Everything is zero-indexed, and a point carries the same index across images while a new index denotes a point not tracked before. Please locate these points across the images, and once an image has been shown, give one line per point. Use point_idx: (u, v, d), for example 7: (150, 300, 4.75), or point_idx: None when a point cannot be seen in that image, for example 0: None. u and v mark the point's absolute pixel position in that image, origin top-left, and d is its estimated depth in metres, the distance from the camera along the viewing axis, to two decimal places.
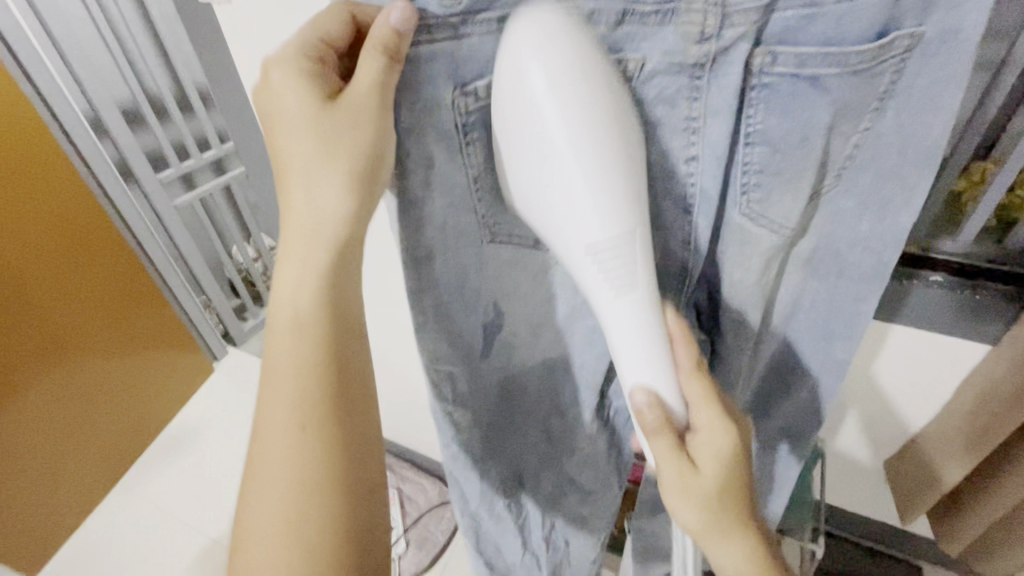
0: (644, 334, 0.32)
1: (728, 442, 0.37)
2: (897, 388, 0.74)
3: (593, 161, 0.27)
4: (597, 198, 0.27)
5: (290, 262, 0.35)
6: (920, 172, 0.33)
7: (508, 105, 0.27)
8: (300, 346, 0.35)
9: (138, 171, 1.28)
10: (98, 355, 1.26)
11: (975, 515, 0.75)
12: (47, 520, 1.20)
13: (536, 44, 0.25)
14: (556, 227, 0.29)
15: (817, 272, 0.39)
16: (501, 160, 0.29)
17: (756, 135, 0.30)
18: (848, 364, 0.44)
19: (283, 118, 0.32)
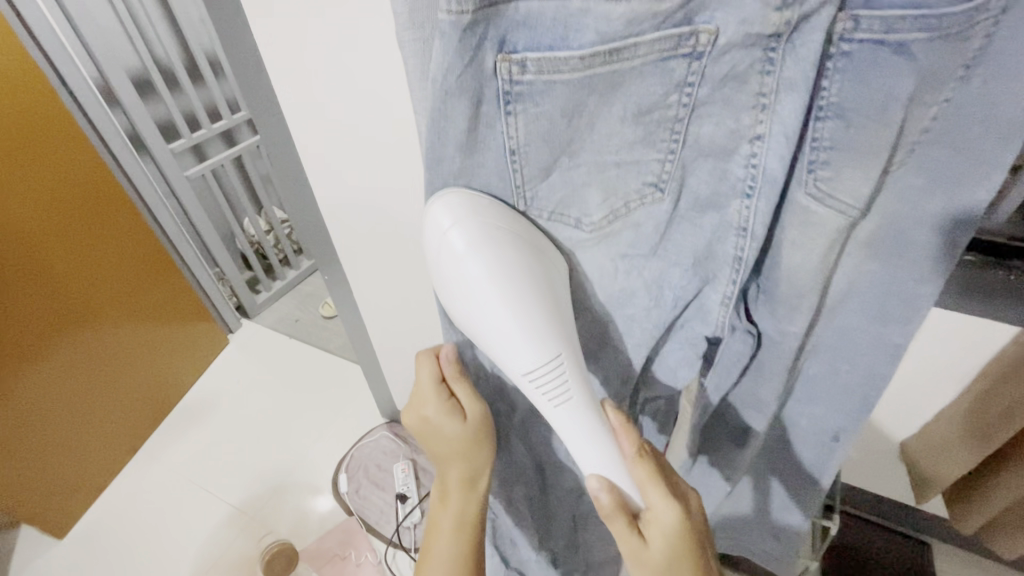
0: (586, 429, 0.36)
1: (679, 522, 0.37)
2: (930, 367, 0.73)
3: (516, 305, 0.32)
4: (521, 328, 0.32)
5: (450, 498, 0.50)
6: (1001, 152, 0.31)
7: (441, 262, 0.33)
8: (453, 533, 0.52)
9: (150, 141, 1.27)
10: (118, 321, 1.28)
11: (990, 497, 0.75)
12: (75, 484, 1.22)
13: (456, 221, 0.31)
14: (493, 352, 0.34)
15: (876, 253, 0.38)
16: (447, 303, 0.34)
17: (830, 108, 0.30)
18: (901, 350, 0.43)
19: (439, 442, 0.45)
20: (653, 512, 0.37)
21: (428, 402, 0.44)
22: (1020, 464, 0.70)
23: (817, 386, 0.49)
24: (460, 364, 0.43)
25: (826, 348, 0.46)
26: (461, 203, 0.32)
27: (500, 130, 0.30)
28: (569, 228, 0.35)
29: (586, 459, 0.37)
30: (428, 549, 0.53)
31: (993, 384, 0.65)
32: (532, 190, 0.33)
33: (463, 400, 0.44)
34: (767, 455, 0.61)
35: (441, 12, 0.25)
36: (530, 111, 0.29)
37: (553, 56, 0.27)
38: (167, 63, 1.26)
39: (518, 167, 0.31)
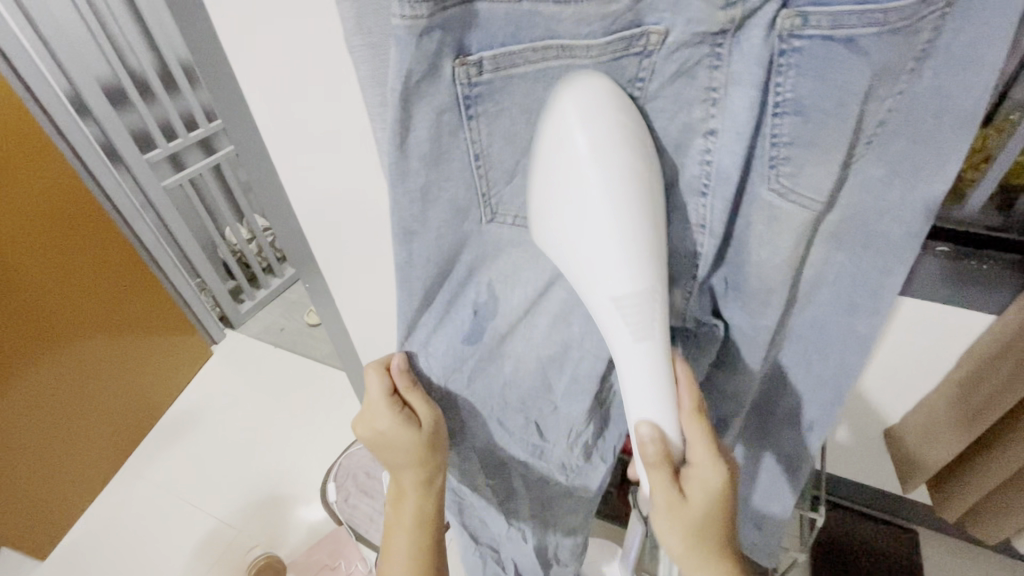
0: (653, 376, 0.33)
1: (720, 480, 0.38)
2: (905, 354, 0.74)
3: (625, 221, 0.29)
4: (625, 241, 0.29)
5: (406, 497, 0.52)
6: (958, 139, 0.32)
7: (555, 151, 0.29)
8: (411, 528, 0.54)
9: (123, 152, 1.25)
10: (96, 335, 1.25)
11: (971, 484, 0.77)
12: (56, 504, 1.20)
13: (586, 112, 0.28)
14: (581, 265, 0.31)
15: (842, 243, 0.38)
16: (542, 209, 0.32)
17: (786, 104, 0.29)
18: (869, 340, 0.43)
19: (394, 446, 0.47)
20: (696, 469, 0.37)
21: (379, 412, 0.45)
22: (1001, 449, 0.71)
23: (791, 379, 0.50)
24: (413, 375, 0.44)
25: (800, 339, 0.46)
26: (597, 95, 0.28)
27: (464, 137, 0.30)
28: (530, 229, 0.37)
29: (640, 401, 0.34)
30: (389, 538, 0.56)
31: (970, 374, 0.66)
32: (490, 189, 0.33)
33: (415, 407, 0.45)
34: (746, 449, 0.61)
35: (395, 19, 0.24)
36: (491, 111, 0.29)
37: (507, 53, 0.27)
38: (140, 72, 1.24)
39: (480, 173, 0.32)
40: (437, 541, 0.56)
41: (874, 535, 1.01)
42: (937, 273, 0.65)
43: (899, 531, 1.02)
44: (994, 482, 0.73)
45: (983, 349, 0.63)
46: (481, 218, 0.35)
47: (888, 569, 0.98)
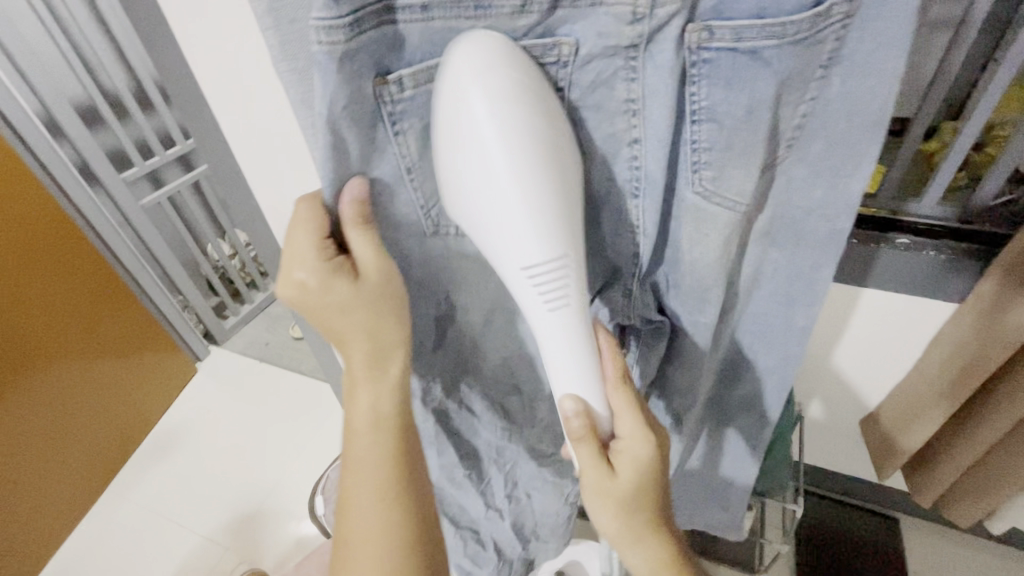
0: (572, 346, 0.34)
1: (649, 454, 0.39)
2: (866, 344, 0.80)
3: (529, 183, 0.29)
4: (532, 214, 0.30)
5: (360, 390, 0.42)
6: (868, 139, 0.35)
7: (450, 123, 0.29)
8: (377, 440, 0.44)
9: (100, 172, 1.25)
10: (76, 358, 1.24)
11: (946, 466, 0.78)
12: (38, 526, 1.19)
13: (480, 70, 0.28)
14: (492, 235, 0.31)
15: (775, 240, 0.42)
16: (443, 177, 0.31)
17: (702, 112, 0.32)
18: (810, 330, 0.47)
19: (330, 308, 0.36)
20: (625, 443, 0.39)
21: (302, 261, 0.34)
22: (971, 429, 0.73)
23: (744, 367, 0.53)
24: (363, 211, 0.32)
25: (748, 331, 0.49)
26: (490, 54, 0.28)
27: (392, 151, 0.32)
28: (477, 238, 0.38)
29: (564, 380, 0.36)
30: (348, 454, 0.46)
31: (941, 359, 0.69)
32: (431, 204, 0.35)
33: (358, 250, 0.34)
34: (711, 439, 0.63)
35: (313, 44, 0.26)
36: (417, 125, 0.31)
37: (425, 69, 0.29)
38: (114, 92, 1.25)
39: (415, 184, 0.33)
40: (410, 455, 0.47)
41: (851, 523, 1.04)
42: (901, 266, 0.68)
43: (879, 519, 1.04)
44: (968, 462, 0.75)
45: (951, 338, 0.67)
46: (425, 229, 0.36)
47: (866, 556, 1.00)
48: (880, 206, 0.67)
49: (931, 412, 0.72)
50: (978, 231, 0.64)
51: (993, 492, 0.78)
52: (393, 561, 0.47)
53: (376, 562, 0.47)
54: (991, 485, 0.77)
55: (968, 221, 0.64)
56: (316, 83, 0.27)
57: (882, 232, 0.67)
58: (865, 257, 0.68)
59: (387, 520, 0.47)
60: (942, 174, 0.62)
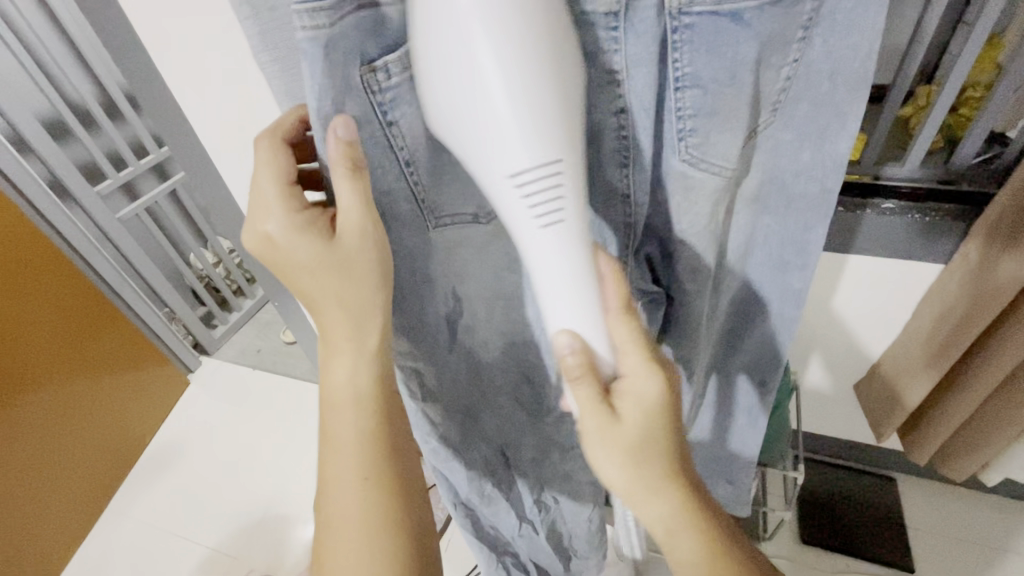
0: (568, 268, 0.32)
1: (654, 389, 0.37)
2: (857, 311, 0.81)
3: (516, 79, 0.26)
4: (520, 109, 0.27)
5: (338, 357, 0.40)
6: (852, 98, 0.35)
7: (438, 17, 0.26)
8: (359, 417, 0.42)
9: (72, 186, 1.21)
10: (63, 377, 1.22)
11: (941, 423, 0.79)
12: (40, 548, 1.18)
13: None
14: (475, 140, 0.28)
15: (766, 207, 0.43)
16: (418, 71, 0.28)
17: (686, 79, 0.31)
18: (804, 293, 0.47)
19: (302, 270, 0.36)
20: (628, 381, 0.37)
21: (268, 209, 0.35)
22: (963, 384, 0.74)
23: (744, 335, 0.53)
24: (355, 156, 0.30)
25: (746, 300, 0.50)
26: None
27: (387, 143, 0.31)
28: (470, 226, 0.37)
29: (557, 311, 0.34)
30: (327, 434, 0.43)
31: (931, 320, 0.70)
32: (429, 198, 0.35)
33: (343, 200, 0.31)
34: (715, 413, 0.64)
35: (297, 30, 0.25)
36: (409, 115, 0.31)
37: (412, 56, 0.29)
38: (79, 102, 1.21)
39: (415, 179, 0.33)
40: (398, 435, 0.44)
41: (852, 486, 1.05)
42: (887, 229, 0.68)
43: (878, 480, 1.06)
44: (962, 416, 0.76)
45: (940, 301, 0.69)
46: (426, 224, 0.36)
47: (868, 517, 1.02)
48: (862, 170, 0.67)
49: (925, 373, 0.73)
50: (959, 191, 0.64)
51: (987, 445, 0.79)
52: (379, 558, 0.43)
53: (355, 559, 0.43)
54: (987, 438, 0.78)
55: (950, 180, 0.65)
56: (303, 73, 0.27)
57: (865, 196, 0.68)
58: (849, 222, 0.69)
59: (371, 510, 0.43)
60: (922, 137, 0.62)
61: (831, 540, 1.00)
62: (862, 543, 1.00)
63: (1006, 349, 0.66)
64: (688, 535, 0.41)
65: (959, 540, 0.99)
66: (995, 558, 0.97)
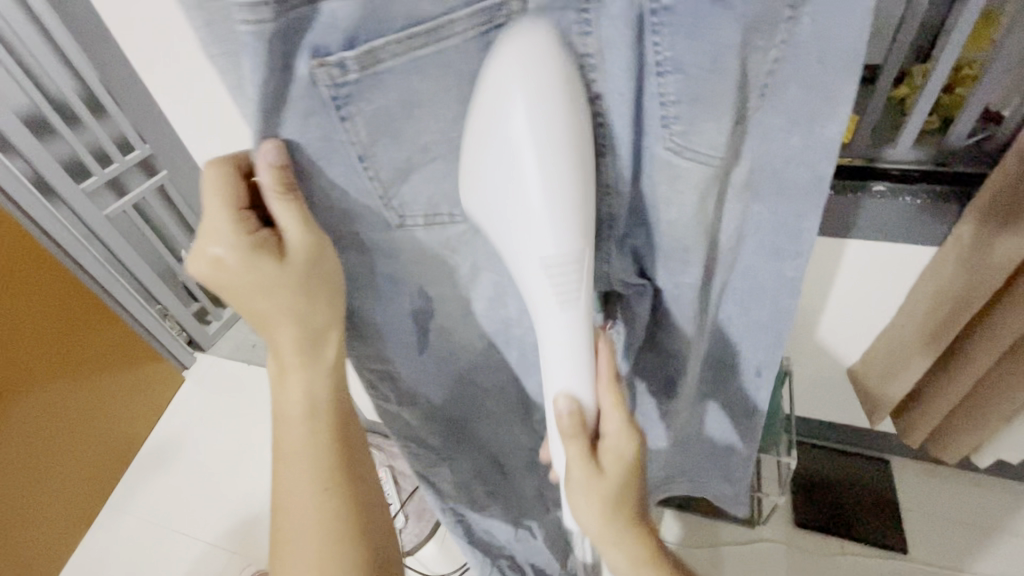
0: (577, 340, 0.36)
1: (632, 452, 0.41)
2: (851, 296, 0.81)
3: (551, 186, 0.31)
4: (553, 212, 0.32)
5: (290, 373, 0.42)
6: (843, 81, 0.34)
7: (488, 117, 0.31)
8: (313, 425, 0.45)
9: (57, 184, 1.19)
10: (56, 378, 1.21)
11: (934, 406, 0.80)
12: (39, 547, 1.18)
13: (523, 69, 0.29)
14: (515, 230, 0.34)
15: (757, 194, 0.42)
16: (471, 167, 0.33)
17: (666, 63, 0.31)
18: (798, 282, 0.46)
19: (250, 288, 0.37)
20: (612, 446, 0.40)
21: (220, 235, 0.35)
22: (957, 367, 0.74)
23: (734, 325, 0.53)
24: (287, 180, 0.32)
25: (735, 289, 0.50)
26: (534, 51, 0.29)
27: (341, 138, 0.31)
28: (446, 225, 0.38)
29: (562, 375, 0.38)
30: (279, 444, 0.46)
31: (925, 303, 0.70)
32: (394, 194, 0.35)
33: (284, 224, 0.34)
34: (708, 403, 0.63)
35: (239, 24, 0.26)
36: (365, 110, 0.30)
37: (369, 50, 0.28)
38: (61, 99, 1.19)
39: (371, 176, 0.34)
40: (351, 439, 0.48)
41: (848, 470, 1.06)
42: (881, 212, 0.68)
43: (874, 463, 1.07)
44: (956, 399, 0.76)
45: (933, 284, 0.69)
46: (391, 221, 0.37)
47: (863, 500, 1.03)
48: (857, 154, 0.66)
49: (919, 358, 0.73)
50: (952, 173, 0.64)
51: (981, 428, 0.79)
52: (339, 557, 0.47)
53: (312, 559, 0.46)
54: (981, 422, 0.79)
55: (943, 162, 0.64)
56: (245, 69, 0.28)
57: (861, 179, 0.67)
58: (843, 207, 0.69)
59: (326, 511, 0.46)
60: (914, 118, 0.61)
61: (824, 523, 1.01)
62: (855, 525, 1.00)
63: (998, 332, 0.66)
64: (643, 569, 0.47)
65: (954, 521, 1.00)
66: (989, 538, 0.98)
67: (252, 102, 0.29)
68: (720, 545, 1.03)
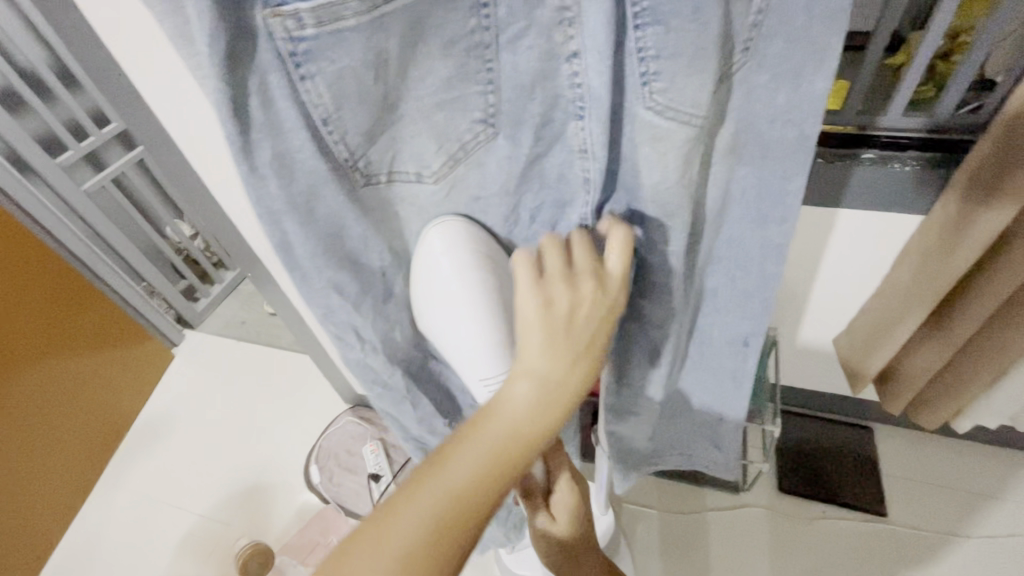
0: None
1: (572, 502, 0.59)
2: (838, 267, 0.81)
3: (479, 327, 0.45)
4: (483, 343, 0.45)
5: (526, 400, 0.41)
6: (830, 33, 0.34)
7: (424, 281, 0.45)
8: None
9: (31, 159, 1.15)
10: (42, 358, 1.20)
11: (914, 373, 0.81)
12: (33, 525, 1.18)
13: (444, 248, 0.43)
14: (459, 357, 0.47)
15: (742, 157, 0.42)
16: (423, 313, 0.48)
17: (646, 15, 0.31)
18: (785, 249, 0.46)
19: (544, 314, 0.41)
20: (558, 496, 0.59)
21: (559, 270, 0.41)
22: (938, 336, 0.75)
23: (720, 292, 0.53)
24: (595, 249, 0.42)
25: (722, 256, 0.50)
26: (451, 239, 0.43)
27: (304, 97, 0.32)
28: (414, 182, 0.40)
29: None
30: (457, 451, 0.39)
31: (909, 269, 0.70)
32: (362, 155, 0.37)
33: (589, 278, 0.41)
34: (688, 370, 0.64)
35: None
36: (327, 69, 0.31)
37: (325, 6, 0.29)
38: (31, 70, 1.15)
39: (333, 136, 0.34)
40: None
41: (833, 436, 1.08)
42: (869, 180, 0.68)
43: (859, 430, 1.09)
44: (934, 366, 0.78)
45: (917, 249, 0.68)
46: (357, 182, 0.38)
47: (846, 465, 1.05)
48: (847, 122, 0.65)
49: (902, 327, 0.74)
50: (937, 140, 0.64)
51: (961, 394, 0.81)
52: None
53: None
54: (960, 387, 0.80)
55: (932, 130, 0.64)
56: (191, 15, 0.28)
57: (848, 148, 0.67)
58: (835, 175, 0.68)
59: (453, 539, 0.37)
60: (904, 85, 0.61)
61: (809, 490, 1.03)
62: (838, 491, 1.03)
63: (980, 298, 0.67)
64: None
65: (933, 485, 1.03)
66: (968, 500, 1.01)
67: (205, 59, 0.29)
68: (707, 510, 1.05)
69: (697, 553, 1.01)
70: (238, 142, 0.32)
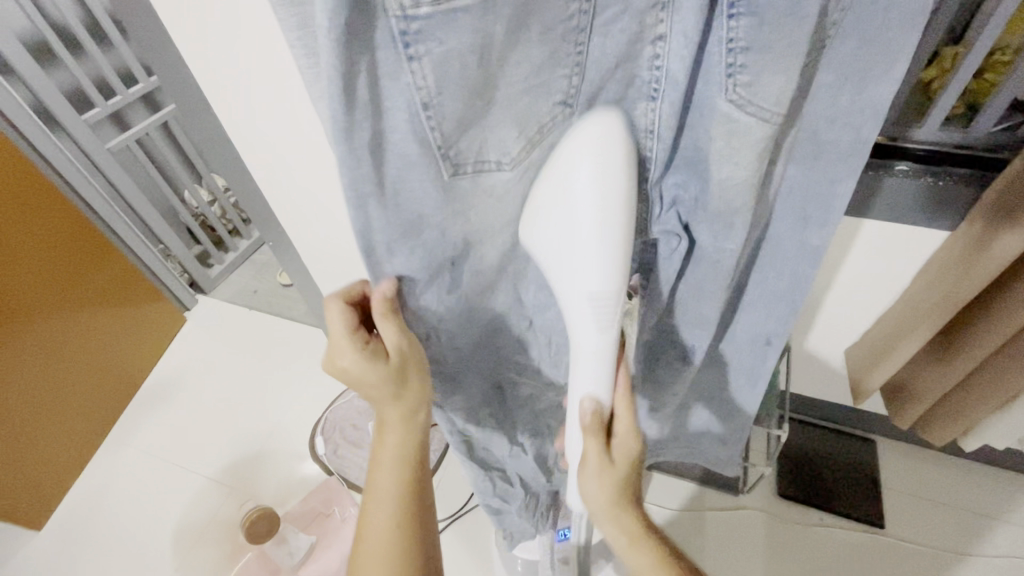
0: (598, 362, 0.43)
1: (637, 445, 0.49)
2: (858, 280, 0.81)
3: (606, 230, 0.36)
4: (603, 245, 0.37)
5: (387, 432, 0.54)
6: (907, 35, 0.34)
7: (552, 181, 0.37)
8: (401, 442, 0.54)
9: (59, 114, 1.17)
10: (60, 309, 1.22)
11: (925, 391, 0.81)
12: (43, 475, 1.21)
13: (598, 140, 0.36)
14: (565, 261, 0.39)
15: (793, 155, 0.42)
16: (534, 204, 0.40)
17: (741, 5, 0.32)
18: (823, 253, 0.46)
19: (361, 381, 0.50)
20: (620, 437, 0.49)
21: (344, 350, 0.49)
22: (952, 354, 0.74)
23: (753, 293, 0.53)
24: (392, 303, 0.45)
25: (762, 256, 0.50)
26: (605, 134, 0.36)
27: (405, 78, 0.31)
28: (491, 172, 0.38)
29: (583, 383, 0.45)
30: (371, 486, 0.55)
31: (930, 283, 0.70)
32: (454, 147, 0.36)
33: (391, 332, 0.47)
34: (707, 365, 0.64)
35: None
36: (433, 50, 0.31)
37: None
38: (62, 23, 1.15)
39: (431, 123, 0.34)
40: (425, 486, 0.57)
41: (835, 445, 1.08)
42: (900, 193, 0.67)
43: (863, 444, 1.09)
44: (943, 386, 0.77)
45: (942, 264, 0.68)
46: (444, 172, 0.37)
47: (846, 475, 1.06)
48: (883, 130, 0.65)
49: (909, 342, 0.73)
50: (971, 155, 0.63)
51: (967, 414, 0.81)
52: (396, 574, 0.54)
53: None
54: (971, 408, 0.80)
55: (970, 147, 0.63)
56: None
57: (883, 158, 0.66)
58: (867, 184, 0.67)
59: (403, 544, 0.54)
60: (940, 103, 0.60)
61: (809, 497, 1.04)
62: (834, 499, 1.03)
63: (994, 324, 0.67)
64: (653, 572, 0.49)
65: (931, 501, 1.03)
66: (963, 517, 1.01)
67: None
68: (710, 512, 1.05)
69: (694, 552, 1.02)
70: (343, 122, 0.31)
